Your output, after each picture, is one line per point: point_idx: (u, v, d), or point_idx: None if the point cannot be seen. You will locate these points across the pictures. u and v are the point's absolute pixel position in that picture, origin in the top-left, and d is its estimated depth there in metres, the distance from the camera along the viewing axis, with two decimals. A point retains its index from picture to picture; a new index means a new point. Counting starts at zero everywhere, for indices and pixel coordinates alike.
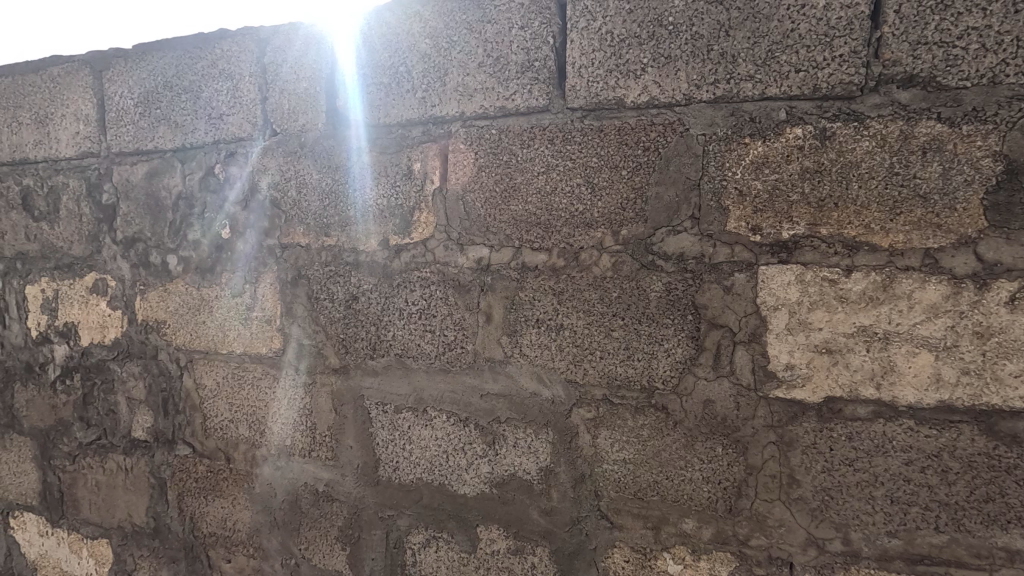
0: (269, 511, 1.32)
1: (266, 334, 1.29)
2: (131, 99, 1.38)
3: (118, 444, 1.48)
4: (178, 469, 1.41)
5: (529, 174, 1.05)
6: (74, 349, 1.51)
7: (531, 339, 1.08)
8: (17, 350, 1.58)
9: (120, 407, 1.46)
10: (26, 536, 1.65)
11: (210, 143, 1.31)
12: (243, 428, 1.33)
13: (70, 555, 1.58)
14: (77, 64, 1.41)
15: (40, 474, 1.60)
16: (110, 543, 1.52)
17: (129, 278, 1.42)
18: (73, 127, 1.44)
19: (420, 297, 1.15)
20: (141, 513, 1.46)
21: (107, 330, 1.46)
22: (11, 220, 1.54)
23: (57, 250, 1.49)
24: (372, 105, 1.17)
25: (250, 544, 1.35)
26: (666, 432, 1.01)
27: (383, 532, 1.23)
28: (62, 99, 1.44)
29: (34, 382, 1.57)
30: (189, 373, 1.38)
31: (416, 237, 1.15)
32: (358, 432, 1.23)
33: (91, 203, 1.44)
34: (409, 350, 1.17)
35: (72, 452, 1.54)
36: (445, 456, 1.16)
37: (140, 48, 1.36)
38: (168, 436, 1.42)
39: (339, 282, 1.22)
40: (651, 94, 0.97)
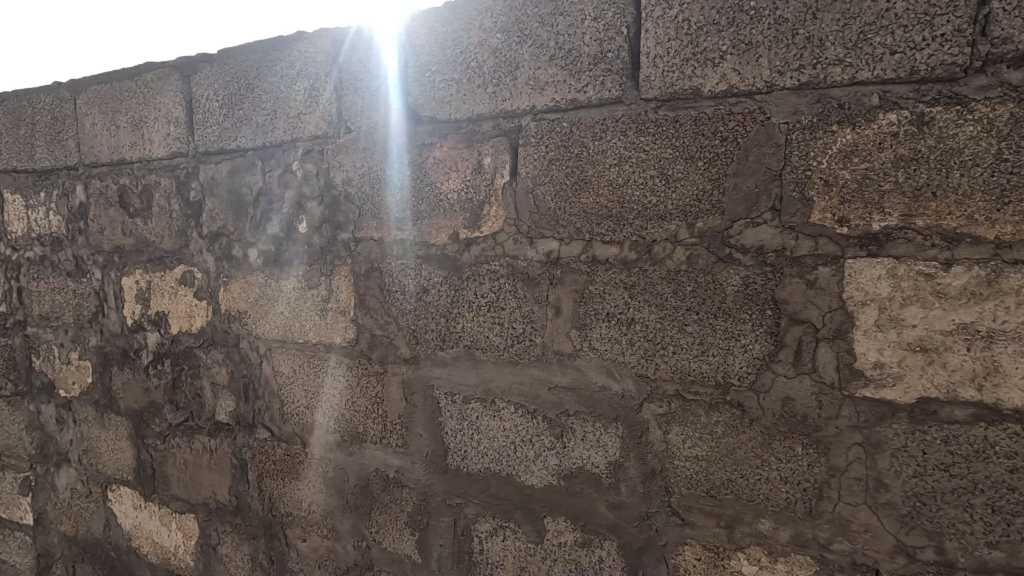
0: (343, 494, 1.38)
1: (341, 325, 1.34)
2: (215, 101, 1.46)
3: (203, 426, 1.58)
4: (258, 451, 1.49)
5: (601, 166, 1.05)
6: (164, 337, 1.61)
7: (601, 333, 1.08)
8: (115, 337, 1.71)
9: (206, 391, 1.56)
10: (121, 508, 1.79)
11: (289, 142, 1.37)
12: (318, 415, 1.39)
13: (161, 528, 1.71)
14: (168, 70, 1.51)
15: (134, 452, 1.73)
16: (196, 518, 1.63)
17: (214, 271, 1.51)
18: (164, 128, 1.54)
19: (489, 290, 1.16)
20: (225, 491, 1.56)
21: (194, 319, 1.55)
22: (109, 217, 1.66)
23: (150, 244, 1.60)
24: (443, 100, 1.18)
25: (324, 525, 1.41)
26: (742, 430, 0.98)
27: (451, 520, 1.26)
28: (155, 102, 1.55)
29: (130, 366, 1.69)
30: (268, 361, 1.45)
31: (485, 231, 1.16)
32: (428, 421, 1.26)
33: (180, 200, 1.53)
34: (477, 343, 1.19)
35: (163, 433, 1.66)
36: (513, 447, 1.18)
37: (225, 53, 1.43)
38: (249, 420, 1.50)
39: (410, 274, 1.25)
40: (730, 82, 0.94)
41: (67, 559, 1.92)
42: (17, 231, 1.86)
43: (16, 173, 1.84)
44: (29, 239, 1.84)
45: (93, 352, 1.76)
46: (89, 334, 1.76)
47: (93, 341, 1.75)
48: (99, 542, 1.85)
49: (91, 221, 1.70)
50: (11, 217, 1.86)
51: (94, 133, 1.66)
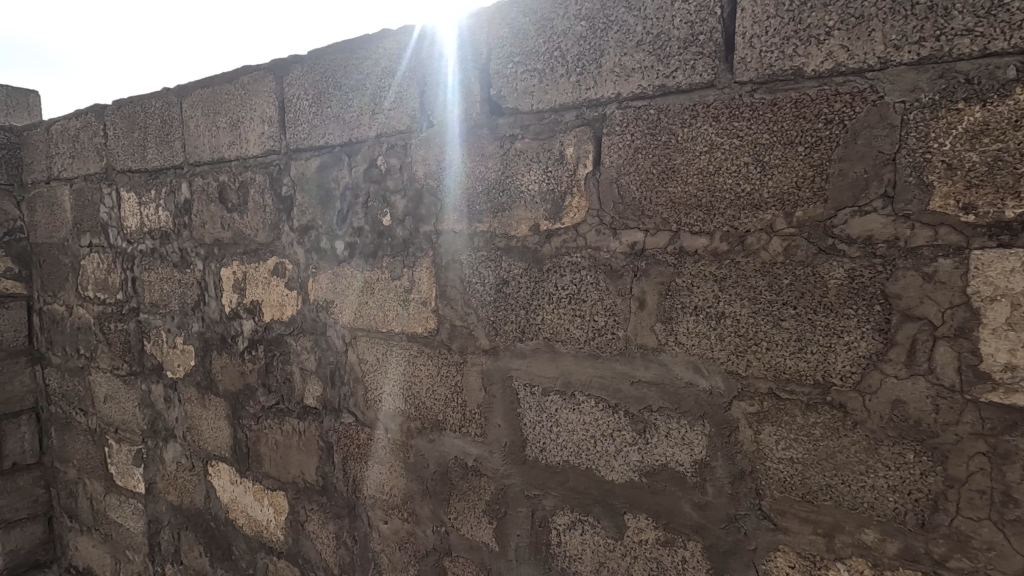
0: (423, 480, 1.42)
1: (422, 315, 1.37)
2: (306, 101, 1.53)
3: (293, 409, 1.67)
4: (343, 435, 1.56)
5: (691, 154, 1.01)
6: (258, 324, 1.72)
7: (687, 327, 1.04)
8: (214, 324, 1.84)
9: (295, 376, 1.65)
10: (220, 483, 1.93)
11: (373, 137, 1.42)
12: (400, 402, 1.44)
13: (254, 503, 1.83)
14: (263, 72, 1.60)
15: (231, 431, 1.86)
16: (286, 495, 1.73)
17: (304, 262, 1.58)
18: (259, 128, 1.63)
19: (570, 282, 1.15)
20: (312, 471, 1.64)
21: (285, 308, 1.64)
22: (211, 212, 1.78)
23: (246, 237, 1.71)
24: (526, 91, 1.18)
25: (405, 509, 1.46)
26: (844, 433, 0.92)
27: (528, 511, 1.26)
28: (251, 103, 1.64)
29: (227, 351, 1.82)
30: (353, 349, 1.51)
31: (567, 222, 1.15)
32: (507, 411, 1.27)
33: (273, 195, 1.62)
34: (558, 335, 1.18)
35: (257, 414, 1.77)
36: (593, 441, 1.16)
37: (315, 53, 1.50)
38: (334, 405, 1.57)
39: (490, 266, 1.26)
40: (836, 60, 0.88)
41: (174, 526, 2.10)
42: (132, 226, 2.04)
43: (130, 173, 2.02)
44: (142, 233, 2.01)
45: (196, 337, 1.90)
46: (192, 321, 1.91)
47: (196, 327, 1.90)
48: (201, 512, 2.01)
49: (194, 216, 1.83)
50: (127, 213, 2.05)
51: (197, 134, 1.79)
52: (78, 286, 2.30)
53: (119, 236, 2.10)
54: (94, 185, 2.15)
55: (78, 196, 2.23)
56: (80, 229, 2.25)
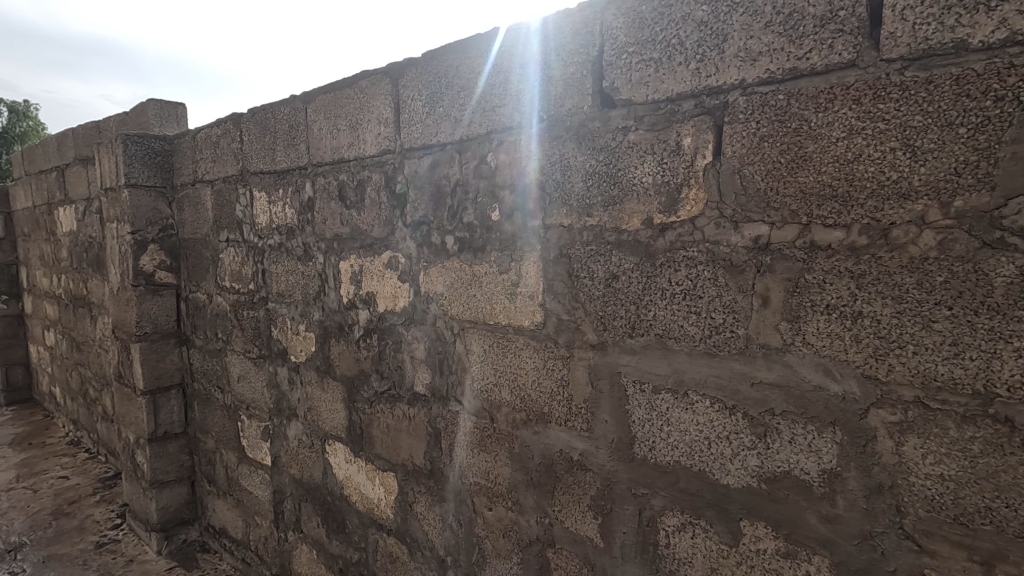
0: (527, 471, 1.44)
1: (529, 309, 1.39)
2: (419, 101, 1.59)
3: (404, 396, 1.76)
4: (450, 422, 1.62)
5: (826, 141, 0.93)
6: (373, 314, 1.83)
7: (817, 327, 0.97)
8: (333, 313, 1.99)
9: (406, 364, 1.74)
10: (336, 460, 2.08)
11: (483, 134, 1.45)
12: (506, 392, 1.47)
13: (366, 481, 1.95)
14: (381, 76, 1.69)
15: (347, 413, 1.99)
16: (396, 476, 1.83)
17: (416, 256, 1.66)
18: (376, 129, 1.73)
19: (685, 277, 1.11)
20: (420, 455, 1.73)
21: (398, 299, 1.73)
22: (331, 209, 1.92)
23: (363, 233, 1.82)
24: (641, 81, 1.15)
25: (509, 498, 1.49)
26: (1010, 451, 0.82)
27: (635, 509, 1.25)
28: (369, 106, 1.74)
29: (345, 339, 1.95)
30: (461, 340, 1.57)
31: (683, 215, 1.11)
32: (614, 408, 1.26)
33: (388, 193, 1.72)
34: (670, 332, 1.15)
35: (370, 398, 1.88)
36: (707, 442, 1.12)
37: (429, 55, 1.56)
38: (443, 393, 1.63)
39: (599, 261, 1.25)
40: (1011, 28, 0.77)
41: (296, 497, 2.29)
42: (262, 223, 2.24)
43: (261, 174, 2.21)
44: (271, 229, 2.21)
45: (316, 324, 2.06)
46: (314, 310, 2.07)
47: (317, 316, 2.05)
48: (319, 486, 2.18)
49: (317, 213, 1.98)
50: (259, 210, 2.25)
51: (320, 137, 1.93)
52: (217, 276, 2.57)
53: (251, 231, 2.31)
54: (231, 185, 2.39)
55: (218, 196, 2.49)
56: (219, 226, 2.51)
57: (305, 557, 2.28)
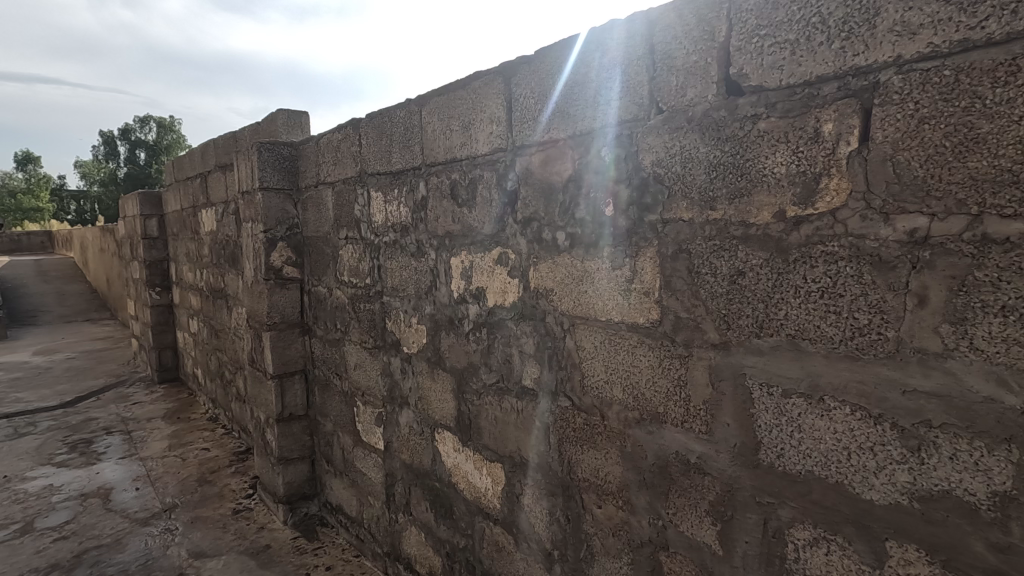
0: (639, 470, 1.41)
1: (644, 306, 1.36)
2: (532, 98, 1.61)
3: (512, 389, 1.80)
4: (559, 418, 1.63)
5: (1005, 119, 0.82)
6: (483, 308, 1.88)
7: (989, 331, 0.87)
8: (444, 307, 2.07)
9: (515, 358, 1.77)
10: (444, 449, 2.17)
11: (597, 129, 1.43)
12: (618, 390, 1.45)
13: (474, 470, 2.01)
14: (494, 76, 1.73)
15: (456, 404, 2.07)
16: (503, 468, 1.87)
17: (526, 252, 1.68)
18: (488, 128, 1.77)
19: (823, 274, 1.03)
20: (528, 448, 1.75)
21: (507, 294, 1.77)
22: (444, 207, 2.00)
23: (474, 230, 1.88)
24: (773, 65, 1.08)
25: (620, 496, 1.47)
26: None
27: (760, 519, 1.18)
28: (481, 106, 1.79)
29: (455, 332, 2.02)
30: (571, 336, 1.56)
31: (822, 207, 1.03)
32: (737, 411, 1.20)
33: (499, 190, 1.75)
34: (805, 332, 1.07)
35: (479, 391, 1.94)
36: (846, 453, 1.04)
37: (543, 53, 1.57)
38: (552, 388, 1.64)
39: (723, 256, 1.19)
40: None
41: (406, 481, 2.42)
42: (378, 221, 2.38)
43: (378, 175, 2.35)
44: (387, 226, 2.34)
45: (428, 318, 2.16)
46: (425, 304, 2.16)
47: (428, 310, 2.15)
48: (428, 472, 2.28)
49: (431, 211, 2.07)
50: (375, 210, 2.39)
51: (433, 137, 2.01)
52: (336, 271, 2.76)
53: (368, 229, 2.46)
54: (351, 187, 2.56)
55: (338, 197, 2.68)
56: (339, 224, 2.69)
57: (414, 539, 2.39)
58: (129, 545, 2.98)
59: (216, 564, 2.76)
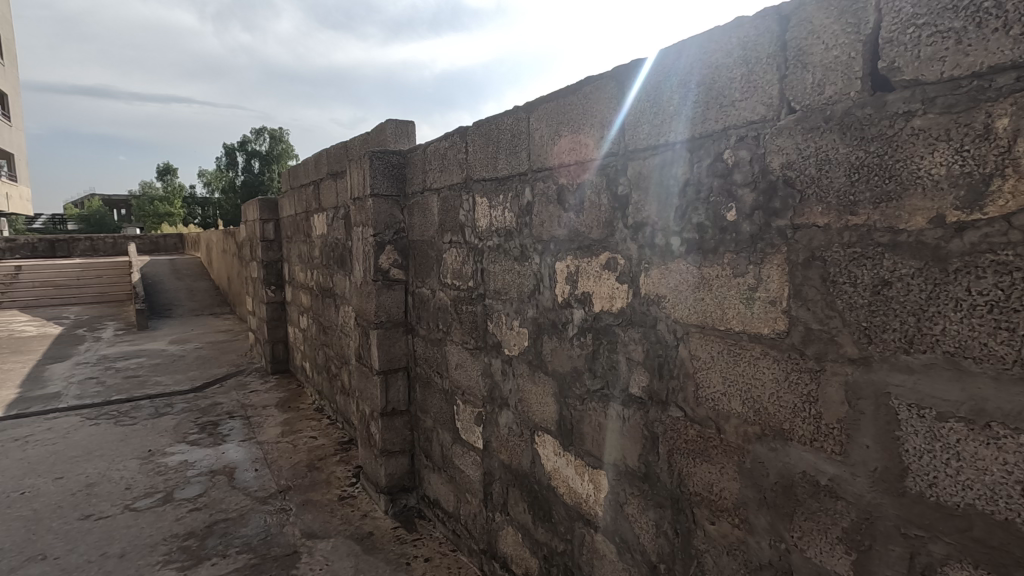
0: (760, 488, 1.35)
1: (770, 316, 1.29)
2: (647, 101, 1.58)
3: (618, 396, 1.77)
4: (669, 428, 1.59)
5: None
6: (588, 314, 1.87)
7: None
8: (548, 311, 2.08)
9: (621, 364, 1.74)
10: (544, 452, 2.18)
11: (719, 131, 1.38)
12: (736, 403, 1.39)
13: (575, 476, 2.01)
14: (608, 80, 1.72)
15: (557, 408, 2.07)
16: (606, 475, 1.85)
17: (637, 258, 1.66)
18: (599, 132, 1.76)
19: (993, 287, 0.93)
20: (634, 457, 1.72)
21: (615, 300, 1.75)
22: (551, 212, 2.02)
23: (581, 235, 1.88)
24: (933, 55, 0.99)
25: (736, 514, 1.41)
26: None
27: (904, 552, 1.08)
28: (593, 111, 1.78)
29: (558, 336, 2.03)
30: (685, 344, 1.52)
31: (992, 212, 0.93)
32: (879, 432, 1.10)
33: (610, 195, 1.74)
34: (967, 350, 0.97)
35: (582, 396, 1.94)
36: (1020, 487, 0.92)
37: (660, 55, 1.54)
38: (662, 397, 1.60)
39: (864, 264, 1.11)
40: None
41: (504, 481, 2.46)
42: (483, 226, 2.45)
43: (483, 181, 2.41)
44: (491, 231, 2.39)
45: (530, 321, 2.18)
46: (528, 307, 2.19)
47: (530, 313, 2.17)
48: (527, 474, 2.31)
49: (536, 216, 2.10)
50: (480, 215, 2.46)
51: (541, 143, 2.03)
52: (440, 274, 2.87)
53: (472, 234, 2.54)
54: (456, 193, 2.65)
55: (443, 203, 2.78)
56: (443, 229, 2.80)
57: (511, 538, 2.43)
58: (251, 520, 3.27)
59: (325, 546, 2.97)
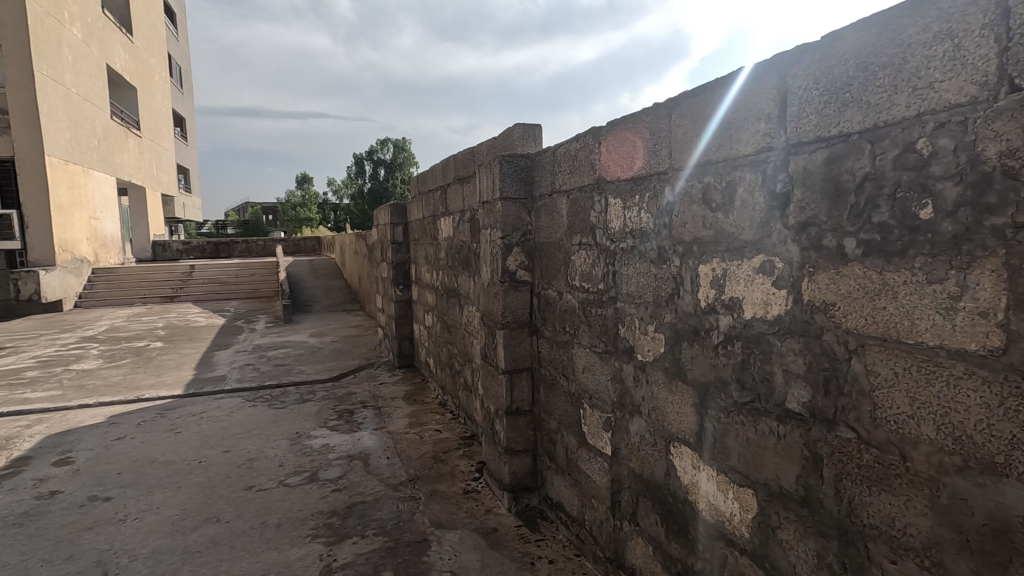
0: (960, 529, 1.17)
1: (979, 330, 1.11)
2: (815, 89, 1.43)
3: (771, 411, 1.64)
4: (837, 451, 1.43)
5: None
6: (737, 320, 1.75)
7: None
8: (688, 316, 1.98)
9: (777, 377, 1.61)
10: (681, 464, 2.07)
11: (911, 118, 1.21)
12: (927, 427, 1.21)
13: (717, 492, 1.88)
14: (766, 70, 1.58)
15: (698, 419, 1.96)
16: (756, 495, 1.71)
17: (799, 261, 1.52)
18: (755, 127, 1.63)
19: None
20: (791, 479, 1.58)
21: (770, 306, 1.61)
22: (694, 212, 1.92)
23: (730, 236, 1.76)
24: None
25: (926, 555, 1.23)
26: None
27: None
28: (747, 104, 1.66)
29: (700, 342, 1.93)
30: (859, 358, 1.36)
31: None
32: None
33: (765, 193, 1.62)
34: None
35: (728, 407, 1.81)
36: None
37: (834, 37, 1.39)
38: (828, 415, 1.45)
39: None
40: None
41: (634, 490, 2.39)
42: (616, 227, 2.39)
43: (618, 181, 2.36)
44: (625, 232, 2.33)
45: (668, 326, 2.09)
46: (665, 312, 2.10)
47: (668, 318, 2.08)
48: (660, 486, 2.21)
49: (677, 216, 2.01)
50: (613, 216, 2.41)
51: (686, 140, 1.94)
52: (568, 276, 2.85)
53: (604, 235, 2.49)
54: (588, 194, 2.62)
55: (573, 204, 2.76)
56: (573, 231, 2.78)
57: (640, 550, 2.35)
58: (385, 505, 3.49)
59: (453, 537, 3.08)
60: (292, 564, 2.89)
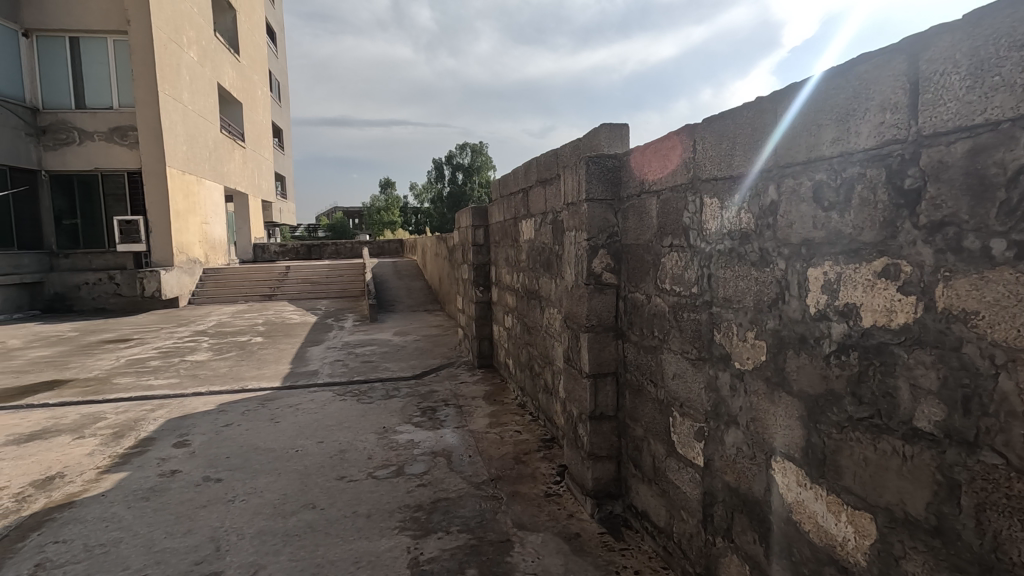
0: None
1: None
2: (955, 75, 1.29)
3: (895, 429, 1.49)
4: (979, 477, 1.28)
5: None
6: (853, 329, 1.61)
7: None
8: (795, 323, 1.85)
9: (902, 392, 1.46)
10: (784, 480, 1.94)
11: None
12: None
13: (827, 514, 1.74)
14: (893, 55, 1.45)
15: (804, 433, 1.83)
16: (874, 520, 1.57)
17: (931, 265, 1.37)
18: (878, 118, 1.49)
19: None
20: (920, 505, 1.43)
21: (895, 315, 1.47)
22: (804, 212, 1.80)
23: (846, 237, 1.63)
24: None
25: None
26: None
27: None
28: (868, 93, 1.52)
29: (808, 351, 1.80)
30: (1008, 375, 1.20)
31: None
32: None
33: (890, 190, 1.48)
34: None
35: (841, 423, 1.68)
36: None
37: (979, 15, 1.24)
38: (968, 437, 1.30)
39: None
40: None
41: (728, 504, 2.27)
42: (712, 229, 2.29)
43: (715, 181, 2.26)
44: (722, 234, 2.23)
45: (770, 334, 1.97)
46: (767, 318, 1.98)
47: (771, 325, 1.96)
48: (759, 502, 2.08)
49: (783, 216, 1.89)
50: (709, 217, 2.31)
51: (792, 135, 1.82)
52: (657, 279, 2.77)
53: (699, 237, 2.39)
54: (680, 194, 2.52)
55: (664, 205, 2.67)
56: (663, 232, 2.69)
57: (735, 568, 2.23)
58: (468, 503, 3.56)
59: (535, 539, 3.08)
60: (382, 553, 3.00)
